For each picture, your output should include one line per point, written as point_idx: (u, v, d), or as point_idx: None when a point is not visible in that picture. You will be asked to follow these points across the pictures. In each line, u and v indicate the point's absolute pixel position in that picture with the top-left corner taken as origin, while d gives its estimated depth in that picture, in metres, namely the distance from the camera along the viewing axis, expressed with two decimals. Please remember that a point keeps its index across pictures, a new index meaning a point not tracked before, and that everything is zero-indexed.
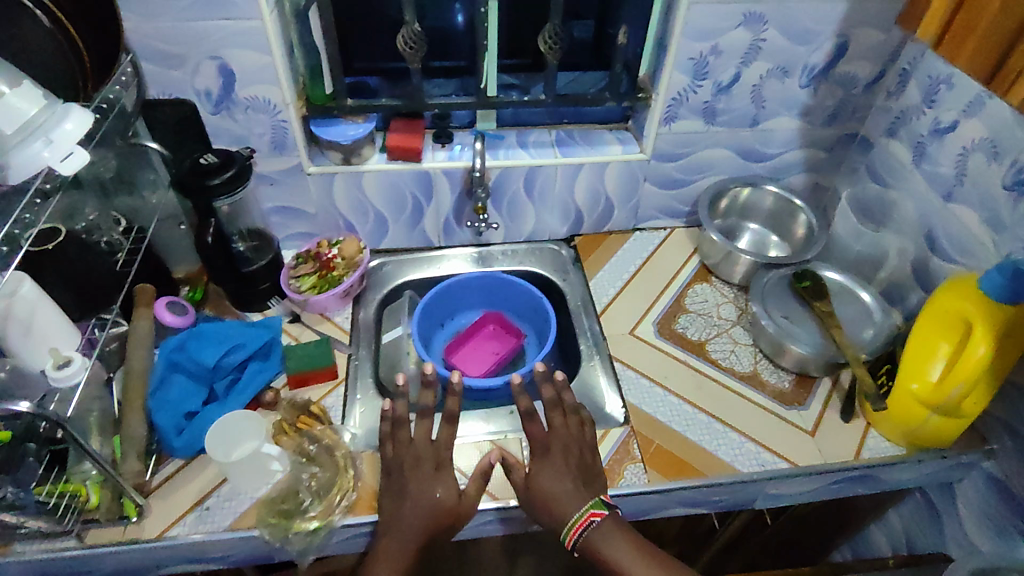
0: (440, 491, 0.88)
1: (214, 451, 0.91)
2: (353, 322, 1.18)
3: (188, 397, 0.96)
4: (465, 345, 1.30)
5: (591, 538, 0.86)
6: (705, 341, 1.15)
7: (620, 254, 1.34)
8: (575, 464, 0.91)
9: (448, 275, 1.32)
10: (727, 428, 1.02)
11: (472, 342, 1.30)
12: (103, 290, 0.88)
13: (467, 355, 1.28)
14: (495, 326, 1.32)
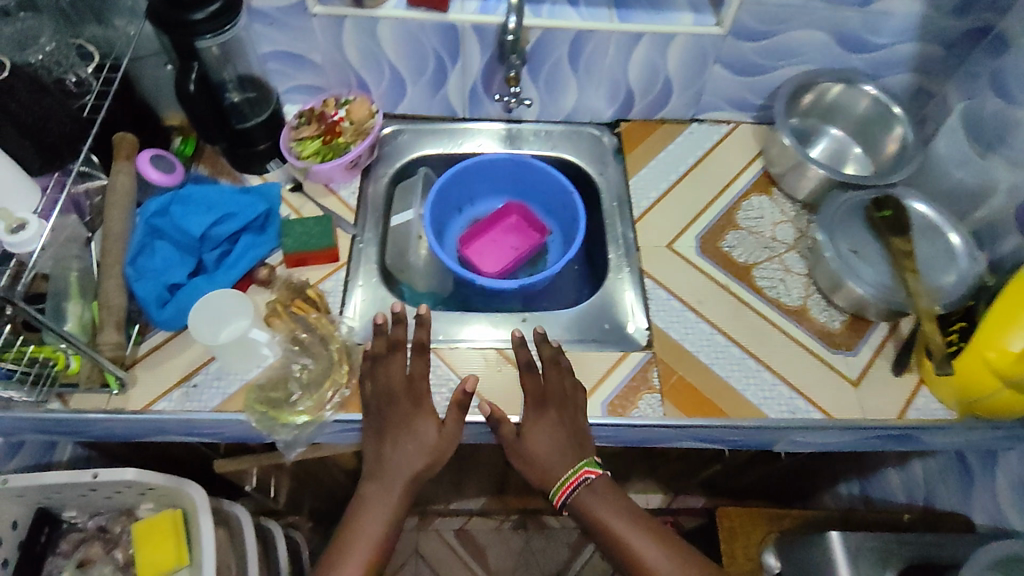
0: (429, 432, 0.83)
1: (200, 329, 0.84)
2: (359, 198, 1.06)
3: (174, 268, 0.87)
4: (483, 238, 1.17)
5: (583, 496, 0.84)
6: (753, 265, 1.02)
7: (671, 150, 1.16)
8: (566, 425, 0.85)
9: (471, 154, 1.17)
10: (760, 367, 0.93)
11: (491, 235, 1.18)
12: (66, 139, 0.75)
13: (483, 248, 1.16)
14: (517, 220, 1.19)
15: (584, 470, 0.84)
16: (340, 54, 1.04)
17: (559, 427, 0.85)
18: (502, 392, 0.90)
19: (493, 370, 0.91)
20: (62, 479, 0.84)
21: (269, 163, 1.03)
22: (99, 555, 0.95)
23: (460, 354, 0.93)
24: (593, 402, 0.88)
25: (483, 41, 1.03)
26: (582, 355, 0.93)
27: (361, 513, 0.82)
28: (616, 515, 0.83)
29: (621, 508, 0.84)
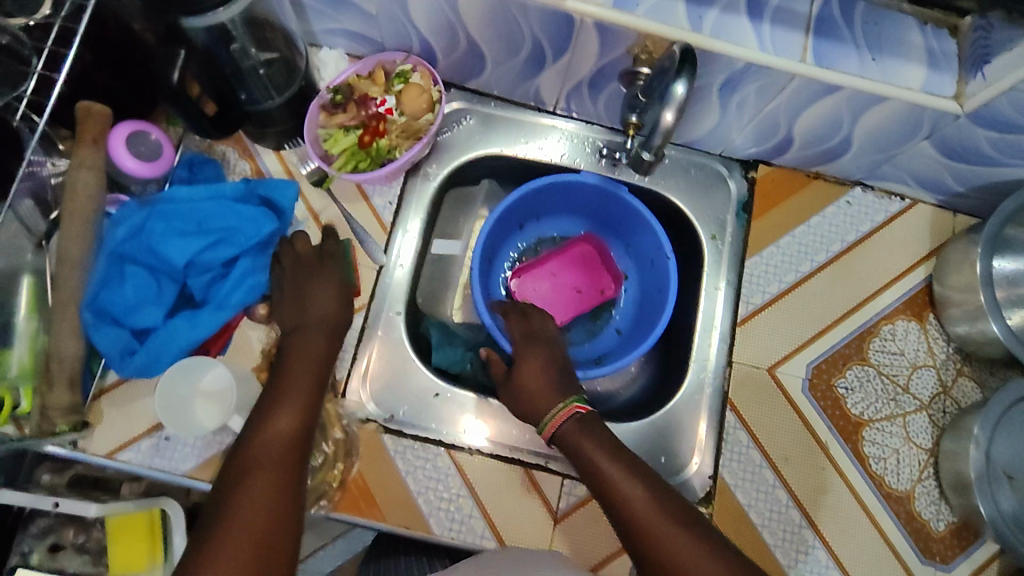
0: (332, 277, 0.72)
1: (165, 419, 0.69)
2: (397, 213, 0.83)
3: (149, 306, 0.69)
4: (540, 269, 0.94)
5: (572, 429, 0.70)
6: (865, 422, 0.81)
7: (815, 224, 0.86)
8: (553, 358, 0.77)
9: (552, 165, 0.88)
10: (830, 563, 0.76)
11: (551, 265, 0.94)
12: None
13: (535, 285, 0.93)
14: (585, 251, 0.94)
15: (573, 403, 0.71)
16: (403, 11, 0.72)
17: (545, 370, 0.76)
18: (518, 520, 0.75)
19: (514, 493, 0.76)
20: (22, 500, 0.78)
21: (290, 142, 0.80)
22: (70, 539, 0.88)
23: (480, 463, 0.76)
24: (621, 564, 0.74)
25: (606, 45, 0.70)
26: None
27: (281, 366, 0.67)
28: (612, 466, 0.67)
29: (612, 456, 0.67)
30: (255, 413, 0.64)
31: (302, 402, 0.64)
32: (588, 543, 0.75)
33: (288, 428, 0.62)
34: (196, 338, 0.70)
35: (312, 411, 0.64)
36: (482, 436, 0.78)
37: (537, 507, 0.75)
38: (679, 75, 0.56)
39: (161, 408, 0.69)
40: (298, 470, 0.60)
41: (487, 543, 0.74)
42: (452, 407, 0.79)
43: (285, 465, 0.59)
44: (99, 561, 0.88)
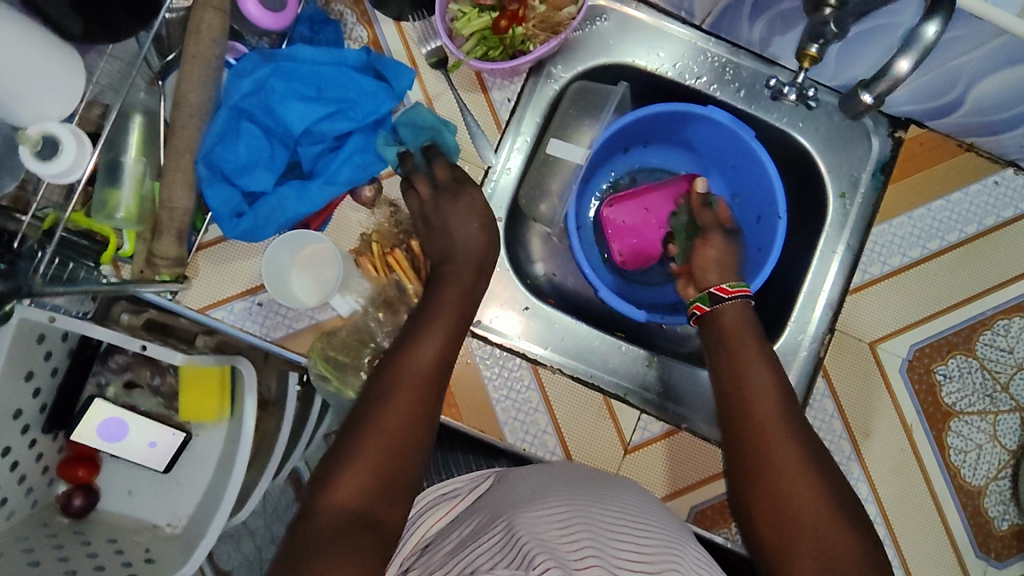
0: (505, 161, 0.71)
1: (272, 285, 0.68)
2: (514, 112, 0.77)
3: (261, 166, 0.66)
4: (635, 200, 0.84)
5: (725, 312, 0.74)
6: (955, 414, 0.78)
7: (954, 200, 0.80)
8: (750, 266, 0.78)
9: (683, 86, 0.81)
10: (886, 540, 0.77)
11: (648, 200, 0.84)
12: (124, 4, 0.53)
13: (625, 217, 0.84)
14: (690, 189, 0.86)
15: (742, 287, 0.76)
16: None
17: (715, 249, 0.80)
18: (591, 441, 0.75)
19: (591, 420, 0.75)
20: (110, 338, 0.76)
21: (412, 13, 0.73)
22: (146, 380, 0.92)
23: (561, 384, 0.76)
24: (685, 502, 0.75)
25: None
26: (698, 446, 0.76)
27: (427, 300, 0.68)
28: (757, 377, 0.68)
29: (765, 365, 0.69)
30: (399, 342, 0.65)
31: (453, 338, 0.65)
32: (654, 478, 0.75)
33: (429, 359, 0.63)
34: (302, 212, 0.67)
35: (448, 360, 0.65)
36: (537, 345, 0.78)
37: (609, 435, 0.75)
38: (934, 14, 0.47)
39: (266, 275, 0.67)
40: (437, 398, 0.63)
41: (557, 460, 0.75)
42: (494, 311, 0.79)
43: (423, 396, 0.61)
44: (170, 404, 0.92)
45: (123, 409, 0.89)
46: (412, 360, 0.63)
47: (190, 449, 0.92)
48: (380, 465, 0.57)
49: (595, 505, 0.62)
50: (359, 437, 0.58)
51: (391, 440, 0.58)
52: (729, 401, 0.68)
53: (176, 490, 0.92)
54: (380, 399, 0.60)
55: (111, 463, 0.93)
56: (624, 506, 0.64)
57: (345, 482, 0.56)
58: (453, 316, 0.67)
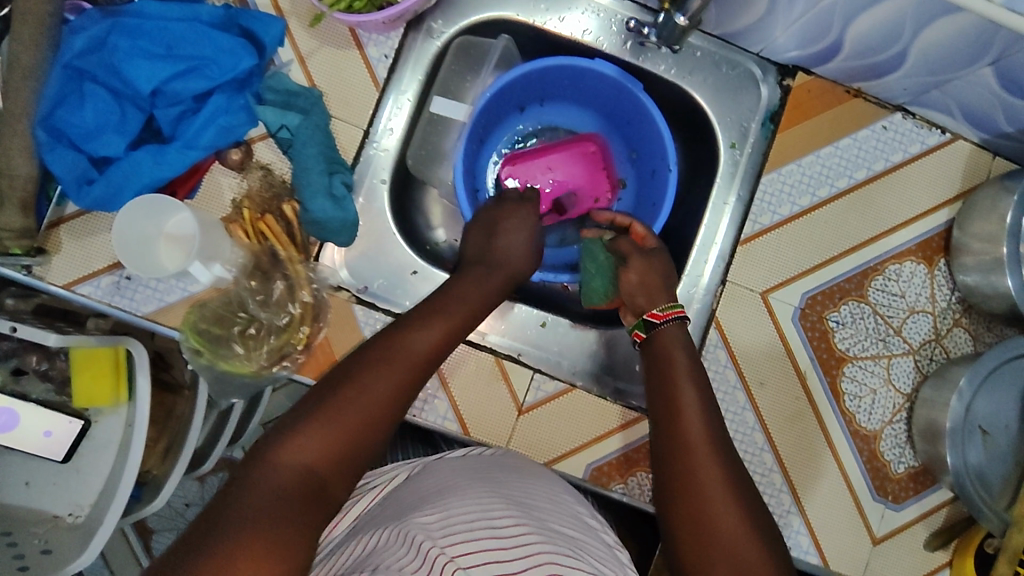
0: None
1: (129, 257, 0.64)
2: (393, 70, 0.75)
3: (111, 130, 0.64)
4: (536, 160, 0.85)
5: (671, 328, 0.71)
6: (849, 359, 0.78)
7: (844, 146, 0.79)
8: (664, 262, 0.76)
9: (569, 40, 0.79)
10: (783, 487, 0.77)
11: (549, 158, 0.85)
12: None
13: (528, 177, 0.85)
14: (585, 149, 0.85)
15: (676, 307, 0.72)
16: None
17: (638, 272, 0.74)
18: (483, 404, 0.74)
19: (483, 382, 0.74)
20: None
21: None
22: (33, 366, 0.87)
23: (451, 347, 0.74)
24: (580, 460, 0.74)
25: None
26: (593, 403, 0.75)
27: (445, 291, 0.68)
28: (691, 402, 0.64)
29: (693, 380, 0.66)
30: (399, 325, 0.63)
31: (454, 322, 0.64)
32: (549, 438, 0.74)
33: (431, 343, 0.61)
34: (159, 176, 0.65)
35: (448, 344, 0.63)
36: (492, 335, 0.77)
37: (502, 397, 0.74)
38: None
39: (120, 249, 0.64)
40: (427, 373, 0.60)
41: (449, 425, 0.74)
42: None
43: (414, 374, 0.59)
44: (62, 391, 0.88)
45: (15, 399, 0.85)
46: (409, 339, 0.60)
47: (88, 438, 0.88)
48: (341, 440, 0.53)
49: (515, 504, 0.57)
50: (331, 404, 0.54)
51: (354, 424, 0.54)
52: (661, 417, 0.65)
53: (73, 480, 0.88)
54: (363, 368, 0.57)
55: (5, 455, 0.89)
56: (529, 497, 0.59)
57: (302, 443, 0.52)
58: (467, 314, 0.65)
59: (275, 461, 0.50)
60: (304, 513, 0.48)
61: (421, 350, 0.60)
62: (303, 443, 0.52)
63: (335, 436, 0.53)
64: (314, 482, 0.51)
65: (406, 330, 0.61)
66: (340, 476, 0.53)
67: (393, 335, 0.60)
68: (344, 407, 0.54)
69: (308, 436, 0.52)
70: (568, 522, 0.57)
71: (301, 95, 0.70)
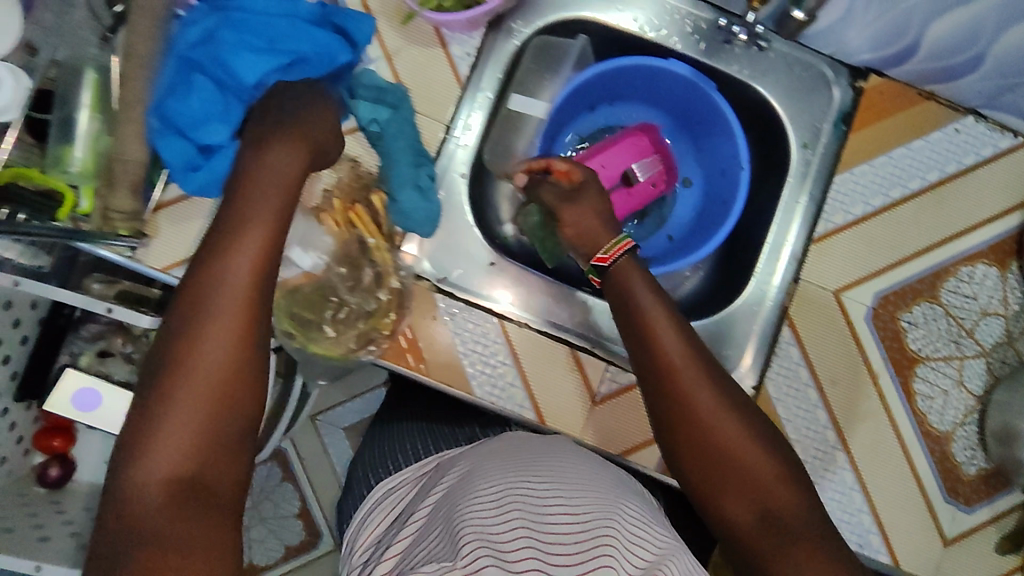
0: None
1: None
2: (475, 67, 0.76)
3: (211, 114, 0.65)
4: (590, 161, 0.86)
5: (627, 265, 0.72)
6: (921, 360, 0.78)
7: (916, 148, 0.80)
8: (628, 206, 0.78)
9: (642, 40, 0.80)
10: (853, 485, 0.77)
11: (603, 157, 0.86)
12: None
13: None
14: (637, 141, 0.87)
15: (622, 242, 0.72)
16: None
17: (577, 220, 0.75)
18: (558, 395, 0.75)
19: (558, 373, 0.75)
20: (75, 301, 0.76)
21: None
22: (118, 348, 0.91)
23: (528, 337, 0.75)
24: (652, 452, 0.75)
25: None
26: None
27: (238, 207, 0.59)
28: (705, 399, 0.63)
29: (676, 337, 0.66)
30: (201, 254, 0.58)
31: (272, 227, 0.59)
32: (623, 429, 0.75)
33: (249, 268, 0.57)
34: None
35: (269, 265, 0.58)
36: (528, 312, 0.77)
37: (577, 388, 0.75)
38: None
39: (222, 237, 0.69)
40: (263, 316, 0.57)
41: (525, 413, 0.75)
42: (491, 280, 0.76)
43: (245, 317, 0.55)
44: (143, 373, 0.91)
45: (98, 379, 0.87)
46: (224, 266, 0.56)
47: None
48: (201, 423, 0.53)
49: (538, 477, 0.61)
50: (178, 360, 0.53)
51: (203, 397, 0.53)
52: (650, 383, 0.65)
53: None
54: (196, 317, 0.55)
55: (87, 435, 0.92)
56: (559, 469, 0.62)
57: (167, 443, 0.51)
58: (275, 210, 0.59)
59: (144, 463, 0.50)
60: (201, 520, 0.50)
61: (238, 290, 0.56)
62: (158, 436, 0.51)
63: (191, 423, 0.52)
64: (183, 478, 0.51)
65: (226, 253, 0.57)
66: (210, 463, 0.53)
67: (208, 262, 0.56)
68: (187, 377, 0.53)
69: (171, 425, 0.52)
70: (604, 488, 0.61)
71: (391, 91, 0.72)
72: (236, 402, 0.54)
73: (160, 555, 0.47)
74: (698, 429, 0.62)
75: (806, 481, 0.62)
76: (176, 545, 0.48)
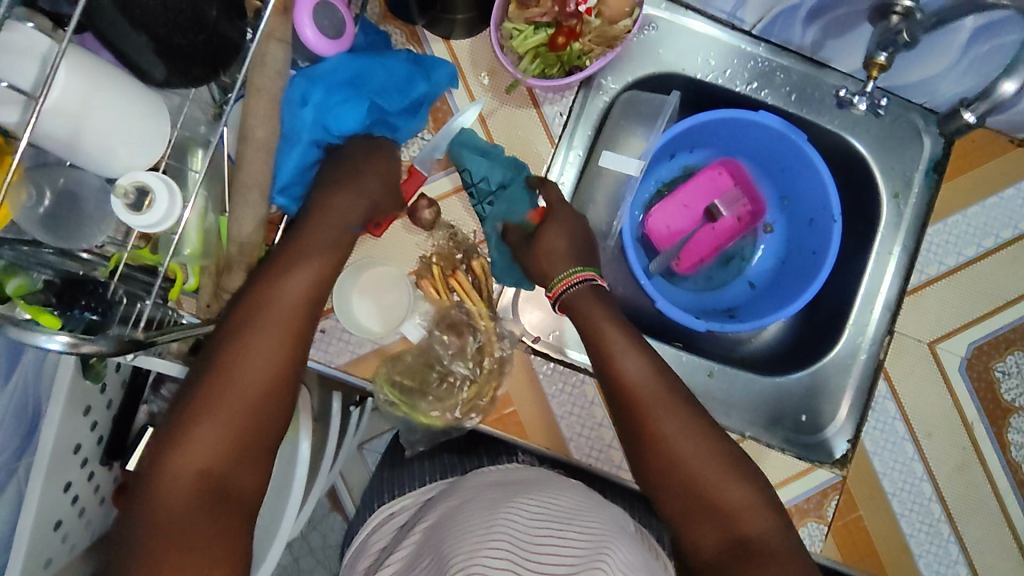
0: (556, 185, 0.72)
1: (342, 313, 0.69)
2: (567, 126, 0.76)
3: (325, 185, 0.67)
4: (670, 202, 0.86)
5: (584, 295, 0.69)
6: (1016, 410, 0.78)
7: (1008, 196, 0.79)
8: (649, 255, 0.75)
9: (732, 92, 0.81)
10: (951, 537, 0.77)
11: (682, 197, 0.86)
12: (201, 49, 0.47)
13: (668, 222, 0.86)
14: (714, 176, 0.87)
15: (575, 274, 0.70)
16: None
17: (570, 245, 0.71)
18: None
19: None
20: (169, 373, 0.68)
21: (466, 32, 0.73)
22: None
23: None
24: None
25: None
26: (764, 452, 0.76)
27: (299, 229, 0.65)
28: (675, 428, 0.64)
29: (641, 358, 0.67)
30: (261, 270, 0.62)
31: (328, 260, 0.65)
32: None
33: (304, 289, 0.62)
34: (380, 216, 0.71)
35: (318, 297, 0.64)
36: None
37: None
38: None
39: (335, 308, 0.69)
40: (308, 333, 0.62)
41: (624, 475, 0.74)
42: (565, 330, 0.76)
43: (294, 331, 0.61)
44: None
45: None
46: (281, 286, 0.62)
47: None
48: (231, 430, 0.56)
49: (520, 497, 0.61)
50: (226, 372, 0.58)
51: (241, 404, 0.57)
52: (622, 412, 0.66)
53: None
54: (243, 331, 0.59)
55: None
56: (558, 497, 0.62)
57: (193, 444, 0.55)
58: (332, 255, 0.65)
59: (175, 457, 0.54)
60: (215, 520, 0.53)
61: (292, 313, 0.61)
62: (193, 441, 0.55)
63: (229, 430, 0.56)
64: (212, 476, 0.55)
65: (280, 278, 0.62)
66: (238, 463, 0.56)
67: (265, 281, 0.62)
68: (230, 383, 0.57)
69: (205, 430, 0.56)
70: (599, 522, 0.59)
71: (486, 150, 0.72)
72: (270, 416, 0.59)
73: (165, 553, 0.50)
74: (684, 464, 0.63)
75: (784, 517, 0.62)
76: (196, 541, 0.51)
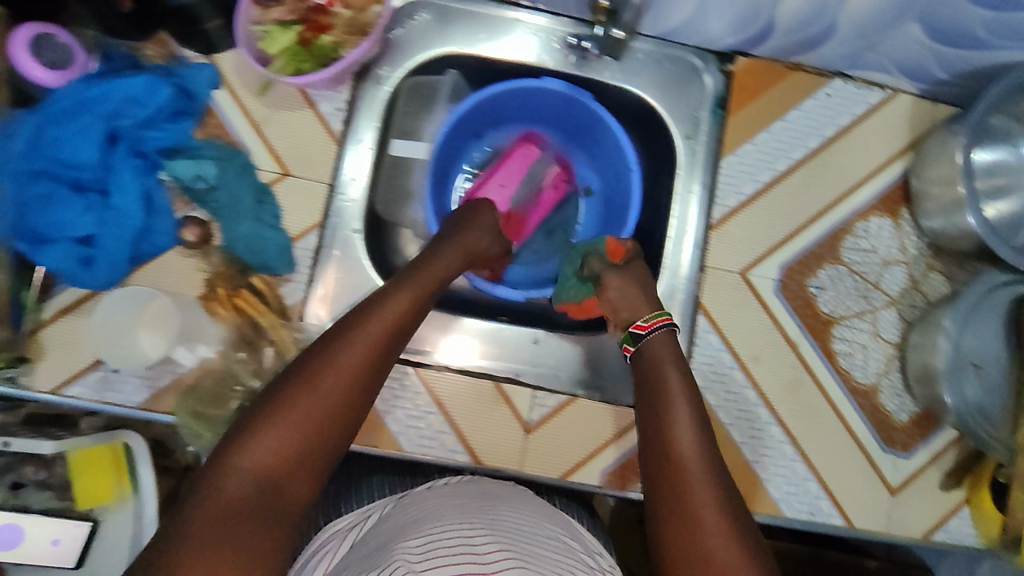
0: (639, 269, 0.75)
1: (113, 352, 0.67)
2: (348, 120, 0.75)
3: (79, 217, 0.66)
4: (487, 184, 0.85)
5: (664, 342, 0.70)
6: (836, 321, 0.80)
7: (793, 119, 0.82)
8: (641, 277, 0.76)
9: (515, 65, 0.81)
10: (795, 455, 0.78)
11: (497, 178, 0.86)
12: None
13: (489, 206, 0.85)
14: (523, 153, 0.87)
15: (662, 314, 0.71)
16: None
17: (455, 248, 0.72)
18: (488, 428, 0.75)
19: (486, 411, 0.75)
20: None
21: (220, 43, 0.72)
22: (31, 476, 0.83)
23: (450, 382, 0.75)
24: (595, 466, 0.75)
25: None
26: (595, 407, 0.76)
27: (355, 314, 0.59)
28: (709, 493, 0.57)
29: (694, 408, 0.64)
30: (297, 365, 0.55)
31: (367, 364, 0.57)
32: (561, 452, 0.75)
33: (344, 382, 0.55)
34: (132, 239, 0.67)
35: (363, 392, 0.56)
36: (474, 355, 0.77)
37: (507, 421, 0.75)
38: None
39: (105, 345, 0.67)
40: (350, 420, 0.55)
41: (459, 457, 0.74)
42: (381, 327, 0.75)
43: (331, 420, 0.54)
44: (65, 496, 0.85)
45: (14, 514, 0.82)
46: (319, 383, 0.54)
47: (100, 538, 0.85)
48: (225, 511, 0.49)
49: (494, 507, 0.57)
50: (230, 474, 0.50)
51: (244, 496, 0.49)
52: (653, 453, 0.62)
53: None
54: (257, 428, 0.51)
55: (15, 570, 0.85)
56: (537, 522, 0.56)
57: (190, 539, 0.47)
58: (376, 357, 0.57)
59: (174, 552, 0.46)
60: None
61: (329, 403, 0.54)
62: (187, 532, 0.47)
63: (212, 522, 0.48)
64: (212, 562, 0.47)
65: (322, 373, 0.54)
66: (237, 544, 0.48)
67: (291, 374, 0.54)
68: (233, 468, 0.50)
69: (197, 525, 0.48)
70: (545, 531, 0.56)
71: (232, 157, 0.71)
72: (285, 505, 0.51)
73: None
74: (704, 513, 0.56)
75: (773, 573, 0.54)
76: None
